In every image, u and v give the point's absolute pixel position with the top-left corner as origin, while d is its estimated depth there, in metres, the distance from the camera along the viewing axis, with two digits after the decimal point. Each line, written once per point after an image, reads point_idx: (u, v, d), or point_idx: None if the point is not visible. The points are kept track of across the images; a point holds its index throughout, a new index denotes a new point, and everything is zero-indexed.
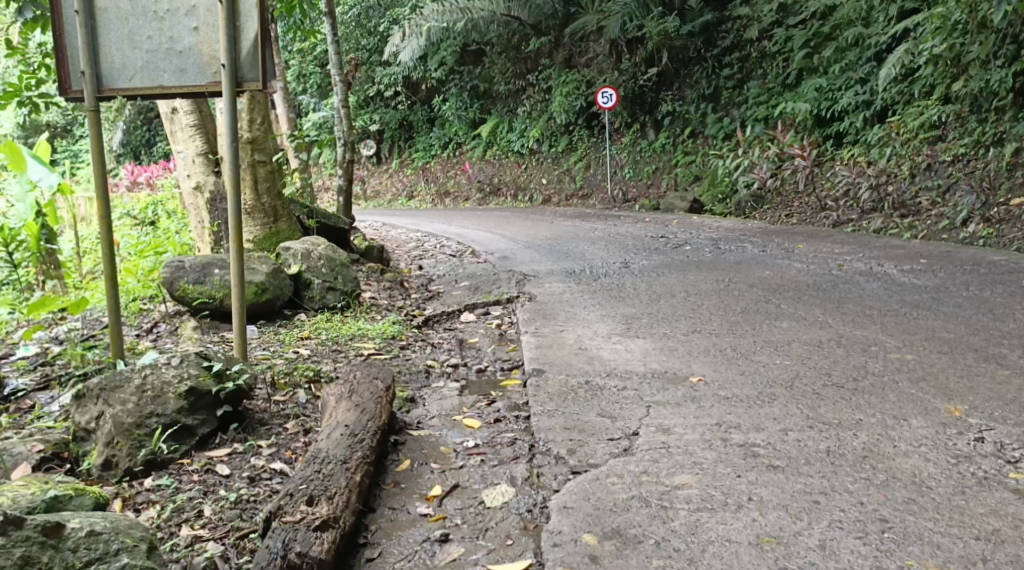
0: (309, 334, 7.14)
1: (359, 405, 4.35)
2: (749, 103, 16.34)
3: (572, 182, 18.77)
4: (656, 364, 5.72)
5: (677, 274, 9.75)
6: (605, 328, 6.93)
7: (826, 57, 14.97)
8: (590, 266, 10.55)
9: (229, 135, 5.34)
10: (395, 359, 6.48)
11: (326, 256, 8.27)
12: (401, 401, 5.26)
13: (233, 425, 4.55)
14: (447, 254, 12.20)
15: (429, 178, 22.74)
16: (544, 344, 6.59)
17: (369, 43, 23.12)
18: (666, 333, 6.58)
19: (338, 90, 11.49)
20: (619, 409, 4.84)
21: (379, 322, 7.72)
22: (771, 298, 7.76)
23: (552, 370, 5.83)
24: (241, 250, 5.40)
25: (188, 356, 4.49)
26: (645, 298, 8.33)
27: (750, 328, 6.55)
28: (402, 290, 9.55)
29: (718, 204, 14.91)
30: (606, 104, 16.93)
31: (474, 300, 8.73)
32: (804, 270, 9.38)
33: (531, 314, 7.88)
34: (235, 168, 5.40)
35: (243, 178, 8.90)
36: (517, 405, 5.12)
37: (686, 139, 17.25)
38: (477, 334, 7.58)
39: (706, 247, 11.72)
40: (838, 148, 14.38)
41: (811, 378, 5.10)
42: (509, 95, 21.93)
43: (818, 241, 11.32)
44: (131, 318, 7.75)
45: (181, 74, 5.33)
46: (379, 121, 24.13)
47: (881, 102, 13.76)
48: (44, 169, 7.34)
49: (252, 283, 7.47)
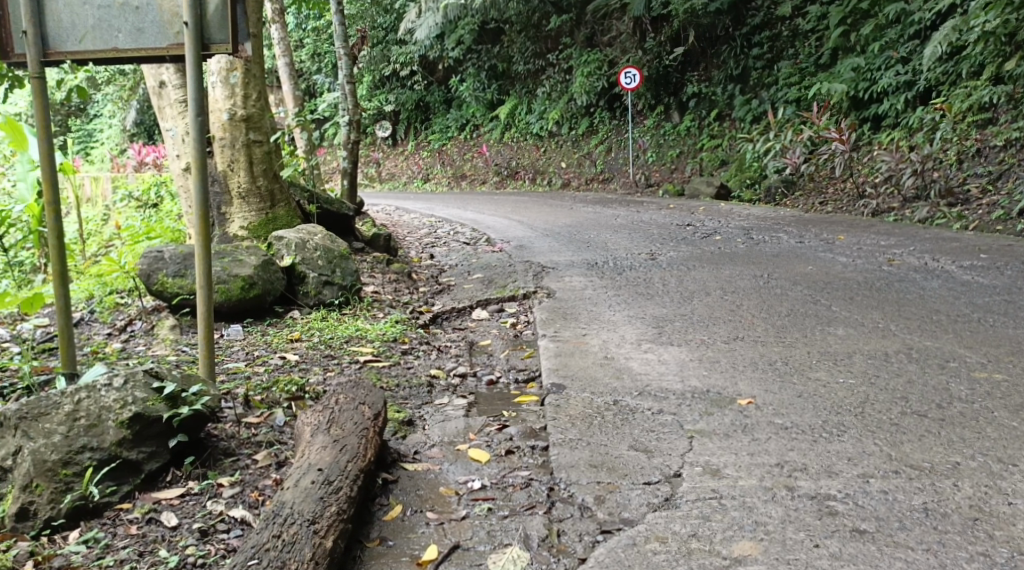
0: (299, 336, 6.35)
1: (339, 440, 3.54)
2: (779, 85, 15.39)
3: (592, 165, 17.84)
4: (695, 380, 4.89)
5: (709, 268, 8.90)
6: (633, 334, 6.12)
7: (863, 35, 14.03)
8: (614, 258, 9.71)
9: (196, 108, 4.51)
10: (394, 367, 5.68)
11: (323, 246, 7.42)
12: (396, 425, 4.46)
13: (188, 459, 3.79)
14: (460, 242, 11.41)
15: (445, 161, 21.76)
16: (563, 352, 5.80)
17: (385, 22, 22.33)
18: (704, 341, 5.76)
19: (343, 65, 10.65)
20: (655, 440, 4.02)
21: (381, 322, 6.91)
22: (819, 299, 6.92)
23: (574, 387, 5.01)
24: (208, 242, 4.55)
25: (135, 376, 3.74)
26: (676, 295, 7.50)
27: (801, 335, 5.71)
28: (409, 283, 8.75)
29: (746, 190, 13.95)
30: (630, 85, 16.01)
31: (488, 295, 7.93)
32: (852, 265, 8.50)
33: (551, 312, 7.07)
34: (201, 148, 4.56)
35: (235, 158, 8.08)
36: (534, 431, 4.30)
37: (712, 121, 16.33)
38: (489, 336, 6.78)
39: (738, 237, 10.86)
40: (876, 133, 13.45)
41: (883, 403, 4.25)
42: (528, 75, 21.05)
43: (861, 232, 10.42)
44: (105, 314, 6.99)
45: (138, 34, 4.52)
46: (394, 102, 23.28)
47: (924, 83, 12.85)
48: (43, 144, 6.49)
49: (236, 278, 6.72)
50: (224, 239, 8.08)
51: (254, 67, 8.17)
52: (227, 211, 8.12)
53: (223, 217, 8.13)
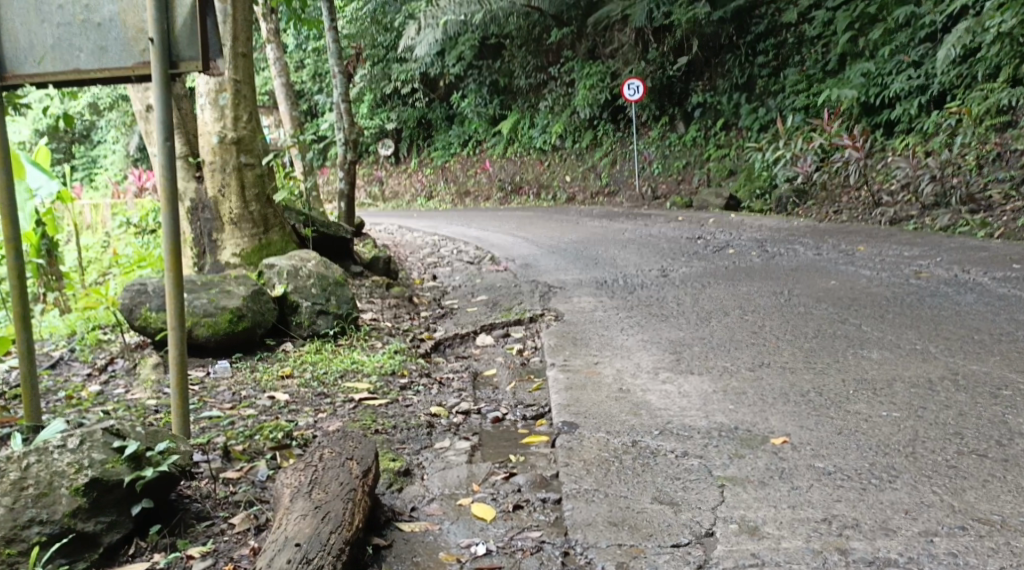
0: (291, 371, 5.93)
1: (321, 506, 3.15)
2: (787, 92, 14.96)
3: (596, 178, 17.47)
4: (721, 415, 4.45)
5: (725, 285, 8.45)
6: (650, 362, 5.68)
7: (873, 40, 13.63)
8: (624, 276, 9.27)
9: (162, 133, 4.01)
10: (391, 406, 5.23)
11: (316, 272, 6.96)
12: (391, 476, 4.03)
13: (154, 526, 3.45)
14: (464, 261, 11.00)
15: (448, 178, 21.36)
16: (575, 384, 5.35)
17: (385, 40, 21.74)
18: (727, 369, 5.32)
19: (338, 83, 10.25)
20: (682, 491, 3.59)
21: (378, 352, 6.47)
22: (847, 317, 6.48)
23: (588, 426, 4.56)
24: (179, 277, 4.05)
25: (92, 435, 3.40)
26: (693, 316, 7.06)
27: (833, 360, 5.26)
28: (410, 307, 8.32)
29: (756, 200, 13.53)
30: (633, 96, 15.62)
31: (492, 319, 7.48)
32: (877, 279, 8.05)
33: (559, 337, 6.62)
34: (171, 176, 4.07)
35: (226, 182, 7.64)
36: (543, 479, 3.89)
37: (718, 131, 15.94)
38: (493, 365, 6.35)
39: (753, 250, 10.42)
40: (889, 138, 13.04)
41: (936, 440, 3.81)
42: (530, 89, 20.68)
43: (881, 242, 9.98)
44: (86, 352, 6.56)
45: (101, 53, 4.06)
46: (396, 120, 22.87)
47: (939, 86, 12.41)
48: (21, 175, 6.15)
49: (224, 310, 6.30)
50: (215, 267, 7.70)
51: (244, 88, 7.73)
52: (219, 238, 7.72)
53: (215, 243, 7.74)
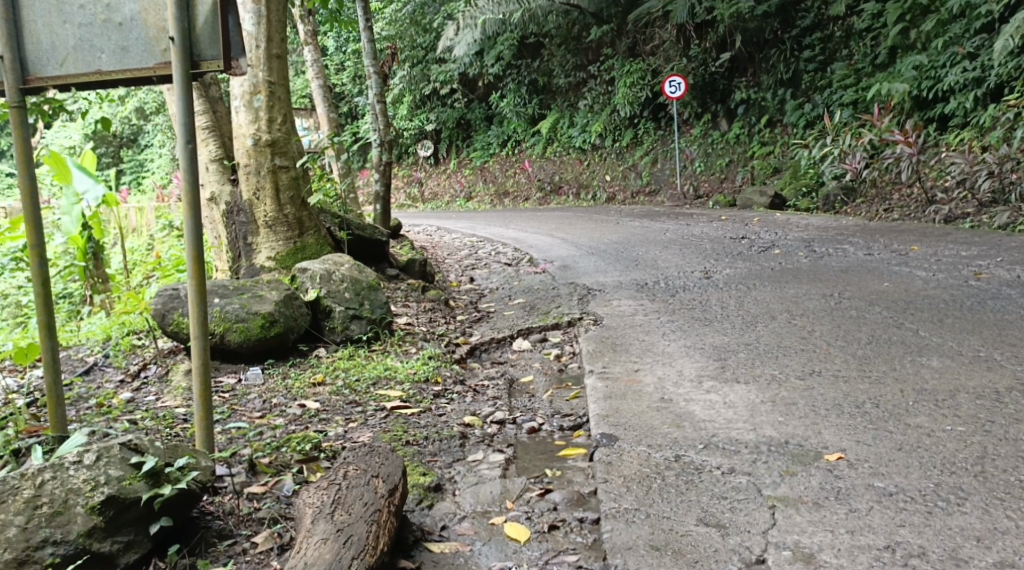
0: (322, 378, 5.77)
1: (343, 529, 3.08)
2: (834, 87, 14.58)
3: (637, 177, 17.20)
4: (770, 428, 4.26)
5: (771, 287, 8.17)
6: (693, 369, 5.45)
7: (924, 32, 13.19)
8: (665, 277, 9.03)
9: (183, 134, 3.82)
10: (424, 416, 5.05)
11: (350, 276, 6.80)
12: (420, 492, 3.85)
13: (173, 547, 3.28)
14: (502, 263, 10.82)
15: (487, 178, 21.19)
16: (615, 392, 5.14)
17: (424, 41, 21.60)
18: (776, 379, 5.10)
19: (373, 84, 10.11)
20: (730, 512, 3.42)
21: (413, 357, 6.30)
22: (902, 322, 6.24)
23: (629, 438, 4.35)
24: (201, 284, 3.85)
25: (109, 450, 3.22)
26: (737, 320, 6.82)
27: (890, 369, 5.11)
28: (446, 311, 8.17)
29: (802, 198, 13.20)
30: (675, 94, 15.31)
31: (530, 323, 7.28)
32: (933, 281, 7.76)
33: (598, 343, 6.40)
34: (192, 179, 3.85)
35: (261, 185, 7.53)
36: (581, 497, 3.70)
37: (762, 128, 15.63)
38: (530, 371, 6.15)
39: (799, 250, 10.11)
40: (942, 133, 12.67)
41: (1007, 459, 3.69)
42: (570, 88, 20.40)
43: (935, 241, 9.63)
44: (119, 358, 6.36)
45: (123, 53, 3.87)
46: (435, 121, 22.75)
47: (995, 79, 11.97)
48: None
49: (256, 315, 6.15)
50: (251, 271, 7.55)
51: (279, 89, 7.58)
52: (254, 241, 7.58)
53: (250, 247, 7.60)
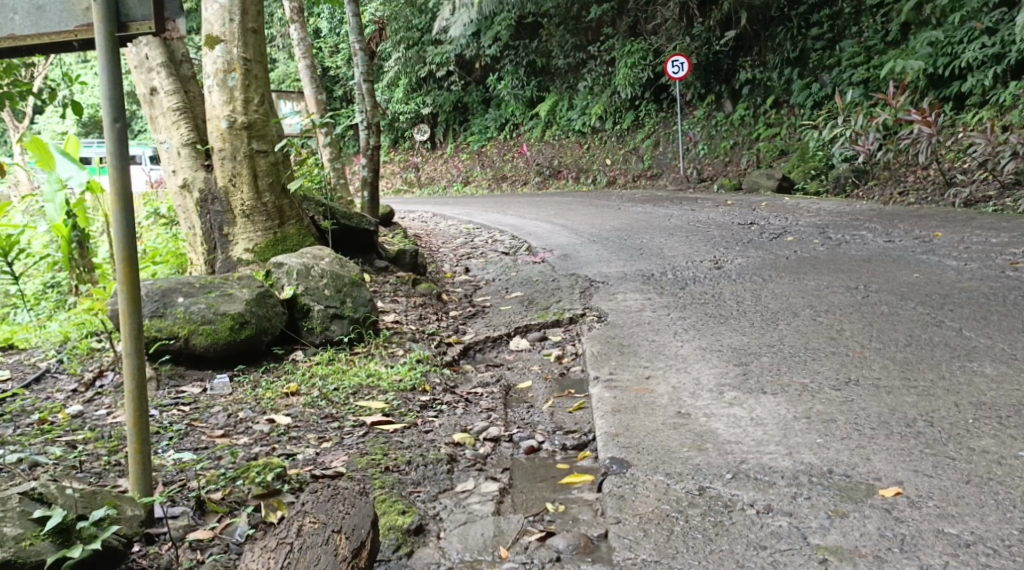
0: (297, 387, 5.15)
1: None
2: (842, 66, 13.92)
3: (638, 161, 16.54)
4: (808, 453, 3.67)
5: (789, 278, 7.54)
6: (713, 377, 4.83)
7: (939, 7, 12.48)
8: (673, 267, 8.41)
9: (109, 111, 3.15)
10: (409, 433, 4.44)
11: (330, 271, 6.14)
12: (398, 536, 3.29)
13: None
14: (498, 252, 10.20)
15: (485, 163, 20.51)
16: (626, 405, 4.51)
17: (420, 22, 20.93)
18: (809, 390, 4.49)
19: (359, 61, 9.43)
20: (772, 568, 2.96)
21: (399, 361, 5.69)
22: (940, 319, 5.65)
23: (644, 464, 3.74)
24: (134, 292, 3.19)
25: (8, 504, 2.92)
26: (758, 316, 6.20)
27: (938, 378, 4.52)
28: (439, 306, 7.55)
29: (811, 181, 12.54)
30: (678, 74, 14.60)
31: (529, 320, 6.65)
32: (966, 271, 7.15)
33: (604, 343, 5.78)
34: (123, 166, 3.18)
35: (237, 171, 6.86)
36: (590, 543, 3.19)
37: (768, 109, 14.95)
38: (529, 376, 5.53)
39: (813, 236, 9.49)
40: (958, 113, 12.02)
41: None
42: (569, 69, 19.65)
43: (958, 226, 9.01)
44: (73, 364, 5.69)
45: (38, 14, 3.22)
46: (431, 104, 22.06)
47: (1015, 55, 11.30)
48: (74, 165, 5.74)
49: (224, 316, 5.49)
50: (227, 264, 6.91)
51: (255, 67, 6.93)
52: (230, 232, 6.93)
53: (226, 238, 6.95)
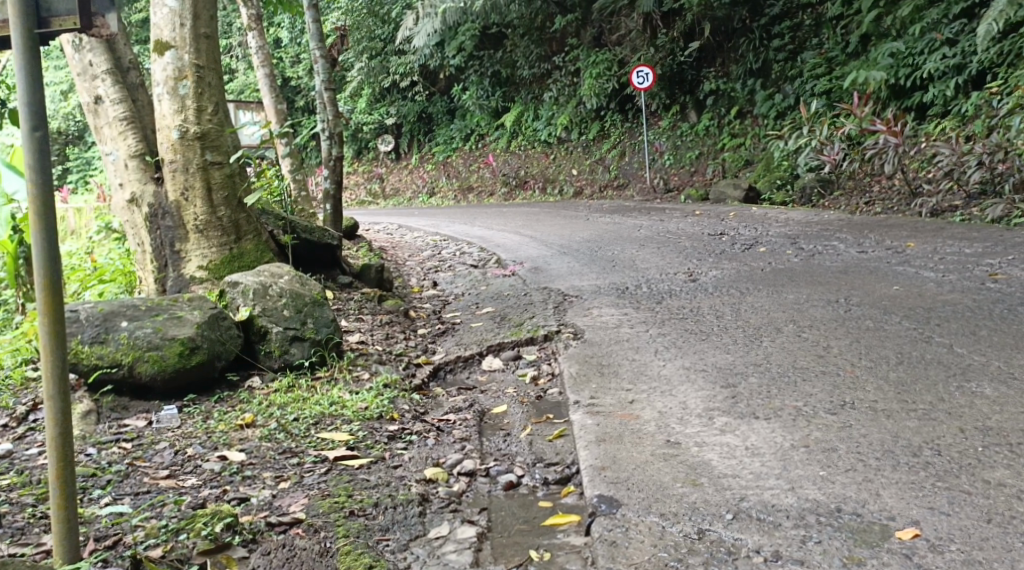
0: (253, 418, 4.76)
1: None
2: (805, 77, 13.76)
3: (605, 171, 16.32)
4: (812, 488, 3.37)
5: (767, 291, 7.28)
6: (701, 401, 4.52)
7: (899, 18, 12.33)
8: (647, 280, 8.12)
9: (28, 118, 2.77)
10: (374, 469, 4.08)
11: (289, 291, 5.76)
12: None
13: None
14: (467, 265, 9.86)
15: (450, 173, 20.20)
16: (609, 434, 4.18)
17: (383, 33, 20.54)
18: (806, 414, 4.19)
19: (319, 69, 9.08)
20: None
21: (365, 386, 5.32)
22: (931, 334, 5.39)
23: (635, 503, 3.42)
24: (56, 328, 2.80)
25: None
26: (741, 332, 5.91)
27: (939, 399, 4.25)
28: (405, 324, 7.18)
29: (777, 192, 12.35)
30: (643, 85, 14.36)
31: (501, 338, 6.31)
32: (947, 283, 6.91)
33: (581, 363, 5.45)
34: (44, 180, 2.79)
35: (190, 184, 6.45)
36: None
37: (732, 119, 14.77)
38: (503, 399, 5.18)
39: (785, 247, 9.26)
40: (922, 122, 11.91)
41: None
42: (533, 80, 19.38)
43: (932, 235, 8.83)
44: (5, 395, 5.25)
45: None
46: (396, 115, 21.71)
47: (977, 66, 11.19)
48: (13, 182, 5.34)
49: (172, 341, 5.09)
50: (179, 283, 6.48)
51: (208, 74, 6.53)
52: (182, 248, 6.49)
53: (178, 255, 6.50)
